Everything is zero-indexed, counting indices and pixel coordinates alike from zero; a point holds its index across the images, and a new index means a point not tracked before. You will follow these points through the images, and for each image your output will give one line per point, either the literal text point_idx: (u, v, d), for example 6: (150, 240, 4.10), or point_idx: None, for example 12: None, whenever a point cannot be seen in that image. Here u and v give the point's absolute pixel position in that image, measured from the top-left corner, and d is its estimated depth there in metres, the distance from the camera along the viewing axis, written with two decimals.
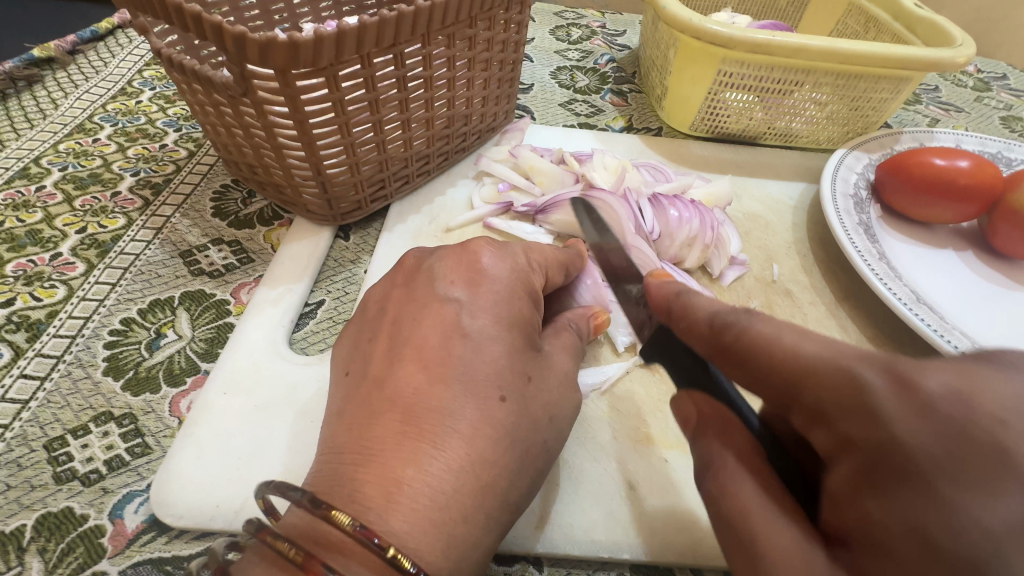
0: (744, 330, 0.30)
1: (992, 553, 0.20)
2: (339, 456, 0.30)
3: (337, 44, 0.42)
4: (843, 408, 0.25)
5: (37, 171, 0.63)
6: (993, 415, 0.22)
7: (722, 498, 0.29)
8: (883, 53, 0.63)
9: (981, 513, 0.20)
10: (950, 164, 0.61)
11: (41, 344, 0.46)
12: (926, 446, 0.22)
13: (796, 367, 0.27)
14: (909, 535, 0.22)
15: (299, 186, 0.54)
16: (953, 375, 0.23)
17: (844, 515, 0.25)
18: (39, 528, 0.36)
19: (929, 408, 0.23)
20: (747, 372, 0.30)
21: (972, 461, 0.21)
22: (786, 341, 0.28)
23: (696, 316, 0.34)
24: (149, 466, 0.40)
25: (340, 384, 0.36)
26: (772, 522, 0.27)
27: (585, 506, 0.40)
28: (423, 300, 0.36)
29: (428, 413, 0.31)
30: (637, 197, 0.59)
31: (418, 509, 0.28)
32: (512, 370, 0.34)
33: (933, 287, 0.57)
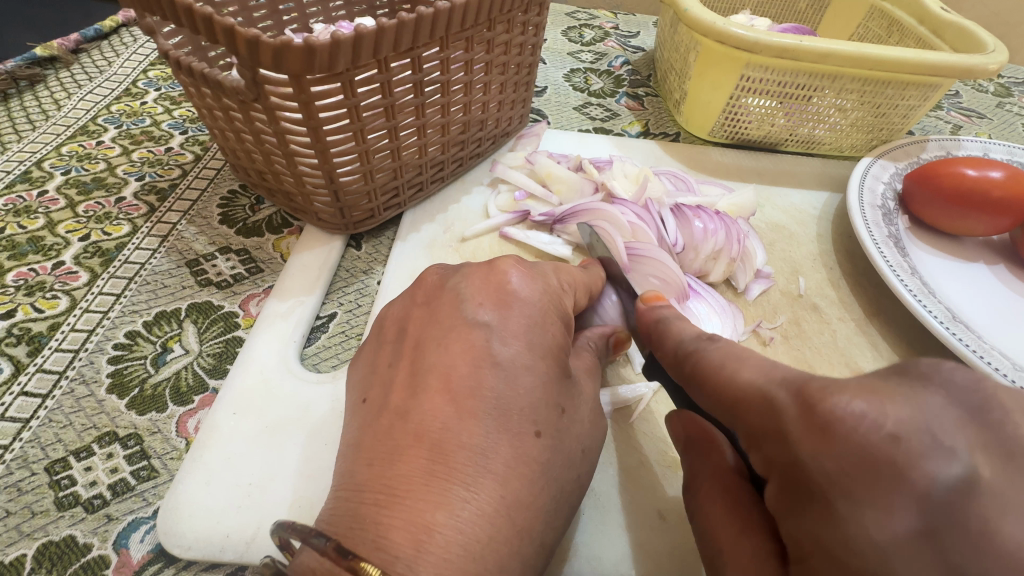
0: (695, 360, 0.34)
1: (880, 564, 0.23)
2: (358, 495, 0.29)
3: (354, 47, 0.40)
4: (766, 435, 0.28)
5: (39, 175, 0.61)
6: (884, 433, 0.23)
7: (699, 511, 0.36)
8: (914, 59, 0.61)
9: (870, 526, 0.23)
10: (982, 175, 0.59)
11: (43, 359, 0.44)
12: (823, 467, 0.25)
13: (731, 391, 0.31)
14: (820, 546, 0.25)
15: (311, 194, 0.52)
16: (866, 399, 0.24)
17: (797, 545, 0.27)
18: (39, 559, 0.34)
19: (829, 433, 0.25)
20: (703, 396, 0.33)
21: (866, 480, 0.23)
22: (725, 369, 0.32)
23: (667, 345, 0.38)
24: (155, 491, 0.38)
25: (357, 412, 0.34)
26: (736, 536, 0.33)
27: (615, 540, 0.39)
28: (446, 322, 0.35)
29: (457, 450, 0.29)
30: (659, 207, 0.57)
31: (448, 559, 0.26)
32: (545, 401, 0.32)
33: (967, 304, 0.55)
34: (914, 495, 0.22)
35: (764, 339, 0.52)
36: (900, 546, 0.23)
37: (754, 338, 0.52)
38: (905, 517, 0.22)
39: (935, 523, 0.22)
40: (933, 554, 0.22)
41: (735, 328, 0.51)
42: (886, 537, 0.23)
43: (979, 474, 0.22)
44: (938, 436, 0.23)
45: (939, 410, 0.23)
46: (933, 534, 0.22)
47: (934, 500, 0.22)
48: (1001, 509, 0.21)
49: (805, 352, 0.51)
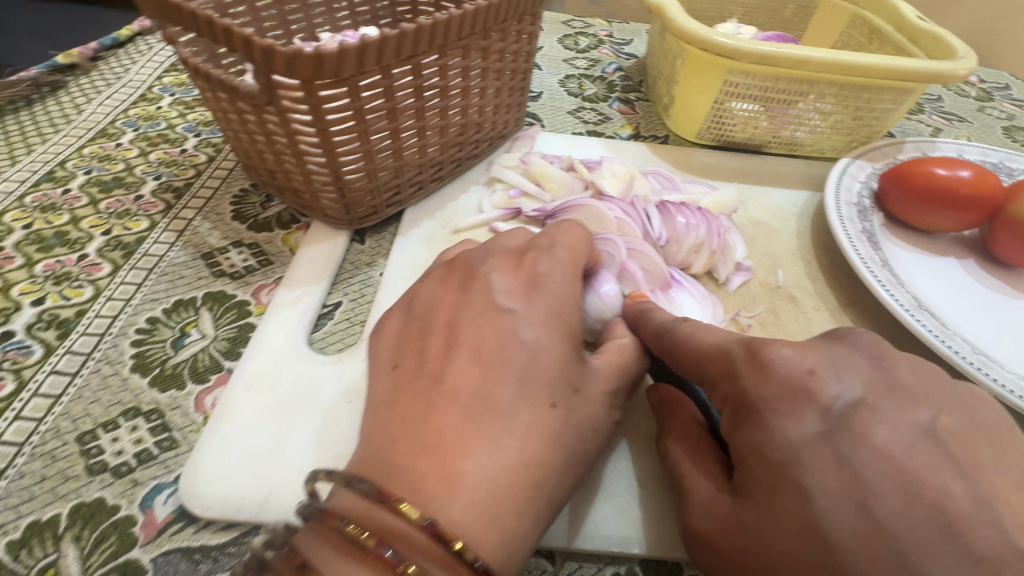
0: (671, 333, 0.41)
1: (793, 454, 0.31)
2: (391, 446, 0.32)
3: (360, 55, 0.44)
4: (721, 377, 0.36)
5: (63, 175, 0.65)
6: (804, 370, 0.33)
7: (666, 454, 0.41)
8: (887, 64, 0.65)
9: (789, 429, 0.32)
10: (951, 174, 0.62)
11: (71, 342, 0.48)
12: (761, 392, 0.33)
13: (696, 350, 0.38)
14: (754, 452, 0.33)
15: (318, 191, 0.56)
16: (793, 348, 0.34)
17: (740, 458, 0.34)
18: (73, 517, 0.37)
19: (767, 368, 0.34)
20: (676, 362, 0.40)
21: (787, 398, 0.33)
22: (697, 338, 0.39)
23: (648, 325, 0.44)
24: (177, 460, 0.41)
25: (387, 376, 0.37)
26: (694, 470, 0.38)
27: (601, 505, 0.42)
28: (480, 306, 0.38)
29: (492, 413, 0.33)
30: (645, 203, 0.61)
31: (475, 501, 0.30)
32: (560, 379, 0.36)
33: (936, 295, 0.58)
34: (817, 407, 0.32)
35: (742, 327, 0.55)
36: (808, 443, 0.31)
37: (733, 325, 0.55)
38: (811, 422, 0.32)
39: (834, 428, 0.31)
40: (830, 448, 0.31)
41: (715, 316, 0.55)
42: (798, 437, 0.31)
43: (863, 398, 0.32)
44: (838, 371, 0.33)
45: (848, 360, 0.34)
46: (830, 435, 0.31)
47: (832, 411, 0.32)
48: (876, 420, 0.31)
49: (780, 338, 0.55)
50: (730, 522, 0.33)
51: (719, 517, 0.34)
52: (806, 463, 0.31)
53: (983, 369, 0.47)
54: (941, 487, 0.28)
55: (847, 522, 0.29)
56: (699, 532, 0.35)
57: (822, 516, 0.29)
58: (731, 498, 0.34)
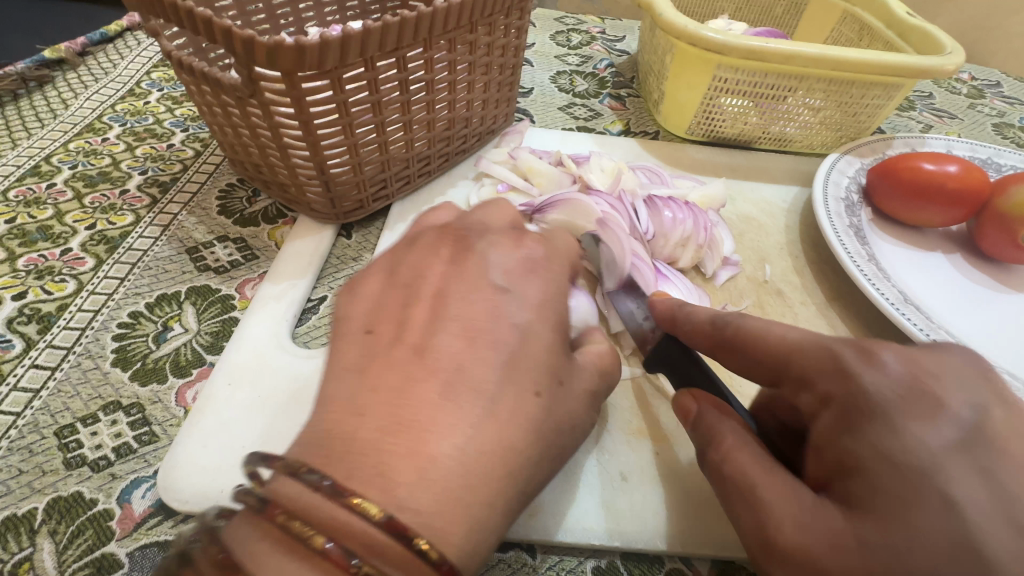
0: (740, 325, 0.38)
1: (934, 463, 0.28)
2: (359, 421, 0.30)
3: (342, 47, 0.44)
4: (823, 373, 0.33)
5: (48, 169, 0.65)
6: (923, 373, 0.31)
7: (727, 461, 0.35)
8: (875, 60, 0.65)
9: (923, 434, 0.29)
10: (939, 168, 0.62)
11: (52, 336, 0.47)
12: (884, 390, 0.31)
13: (782, 345, 0.36)
14: (879, 456, 0.29)
15: (304, 185, 0.55)
16: (903, 353, 0.32)
17: (850, 462, 0.30)
18: (50, 511, 0.37)
19: (884, 366, 0.32)
20: (749, 356, 0.38)
21: (912, 401, 0.30)
22: (774, 332, 0.37)
23: (699, 318, 0.41)
24: (156, 454, 0.41)
25: (360, 341, 0.36)
26: (771, 476, 0.33)
27: (582, 497, 0.42)
28: (471, 283, 0.39)
29: (468, 390, 0.32)
30: (632, 198, 0.61)
31: (441, 482, 0.29)
32: (547, 367, 0.36)
33: (922, 289, 0.58)
34: (949, 415, 0.29)
35: None
36: (941, 451, 0.28)
37: None
38: (947, 430, 0.29)
39: (966, 439, 0.29)
40: (969, 459, 0.28)
41: None
42: (936, 444, 0.28)
43: (989, 410, 0.30)
44: (959, 381, 0.31)
45: (963, 370, 0.32)
46: (967, 444, 0.29)
47: (963, 421, 0.29)
48: (1006, 437, 0.29)
49: None
50: (844, 538, 0.28)
51: (828, 532, 0.29)
52: (945, 469, 0.28)
53: None
54: None
55: (1005, 541, 0.26)
56: (792, 549, 0.30)
57: (976, 534, 0.26)
58: (838, 510, 0.29)
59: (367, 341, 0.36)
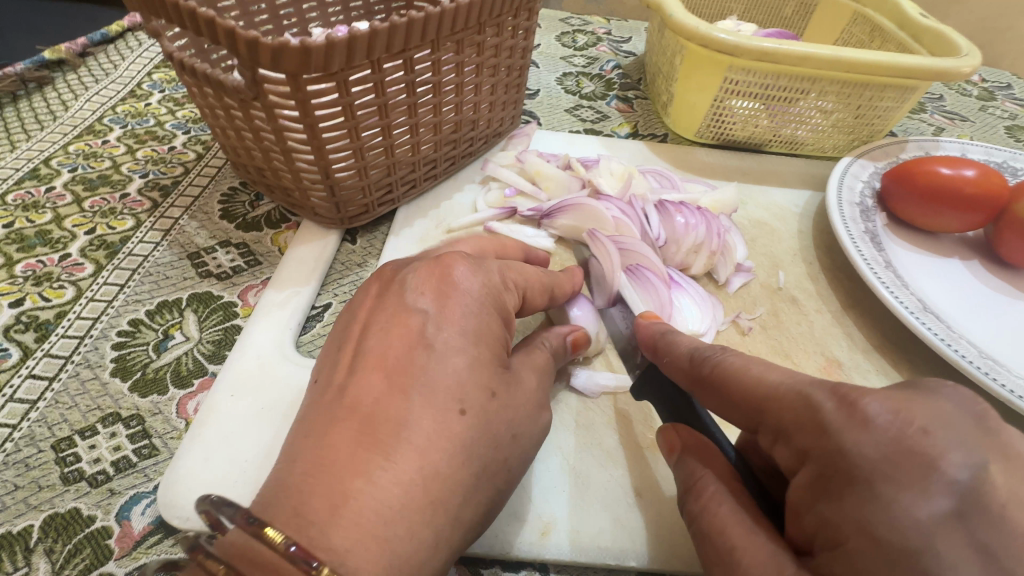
0: (716, 362, 0.35)
1: (925, 543, 0.24)
2: (288, 466, 0.30)
3: (348, 49, 0.42)
4: (799, 427, 0.29)
5: (47, 172, 0.64)
6: (917, 427, 0.26)
7: (704, 513, 0.34)
8: (890, 62, 0.63)
9: (913, 508, 0.24)
10: (956, 173, 0.61)
11: (49, 345, 0.46)
12: (868, 454, 0.26)
13: (760, 393, 0.32)
14: (860, 533, 0.25)
15: (308, 189, 0.54)
16: (893, 400, 0.27)
17: (833, 537, 0.26)
18: (46, 529, 0.36)
19: (869, 422, 0.27)
20: (724, 399, 0.35)
21: (904, 465, 0.25)
22: (751, 373, 0.33)
23: (677, 351, 0.39)
24: (156, 468, 0.40)
25: (308, 391, 0.36)
26: (750, 538, 0.30)
27: (596, 513, 0.41)
28: (391, 309, 0.37)
29: (384, 423, 0.31)
30: (643, 203, 0.60)
31: (359, 523, 0.28)
32: (474, 386, 0.34)
33: (939, 297, 0.57)
34: (944, 480, 0.25)
35: (743, 329, 0.54)
36: (938, 529, 0.24)
37: (733, 328, 0.54)
38: (943, 501, 0.24)
39: (966, 509, 0.24)
40: (965, 534, 0.24)
41: (714, 318, 0.53)
42: (929, 521, 0.24)
43: (990, 468, 0.25)
44: (956, 431, 0.26)
45: (956, 420, 0.26)
46: (962, 515, 0.24)
47: (962, 488, 0.25)
48: (1011, 501, 0.25)
49: (782, 341, 0.53)
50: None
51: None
52: (940, 554, 0.24)
53: (989, 373, 0.46)
54: None
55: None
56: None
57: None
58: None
59: (370, 355, 0.35)
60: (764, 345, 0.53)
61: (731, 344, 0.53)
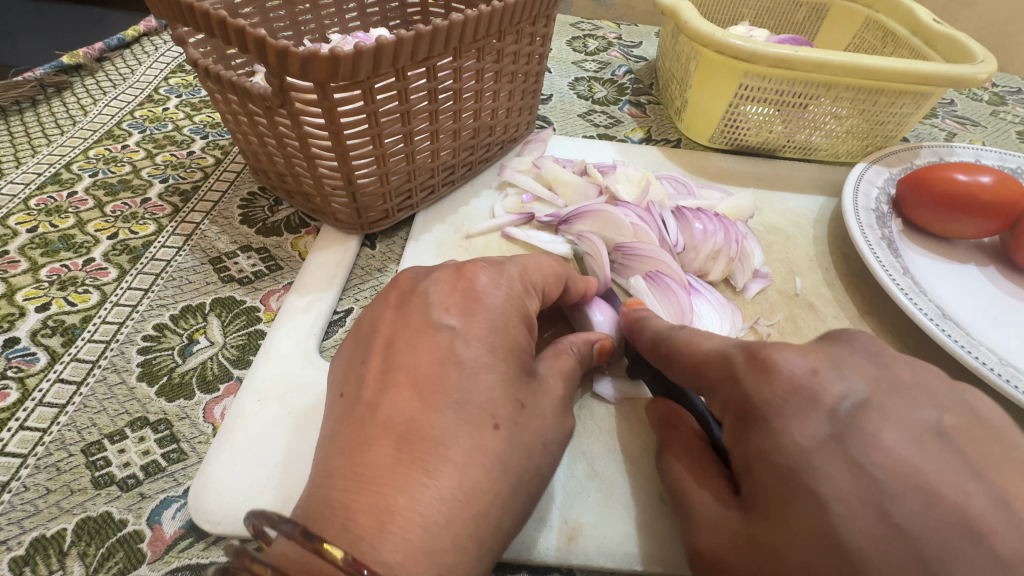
0: (669, 339, 0.41)
1: (804, 458, 0.30)
2: (330, 482, 0.31)
3: (375, 57, 0.43)
4: (723, 382, 0.36)
5: (69, 177, 0.64)
6: (808, 371, 0.33)
7: (668, 470, 0.40)
8: (906, 68, 0.63)
9: (796, 433, 0.31)
10: (973, 179, 0.61)
11: (76, 349, 0.47)
12: (767, 395, 0.33)
13: (695, 357, 0.38)
14: (760, 456, 0.32)
15: (329, 195, 0.55)
16: (795, 354, 0.34)
17: (747, 465, 0.33)
18: (79, 533, 0.36)
19: (772, 372, 0.34)
20: (674, 369, 0.40)
21: (793, 402, 0.32)
22: (694, 344, 0.39)
23: (644, 333, 0.44)
24: (185, 472, 0.40)
25: (333, 406, 0.36)
26: (701, 482, 0.37)
27: (621, 518, 0.41)
28: (419, 326, 0.38)
29: (422, 441, 0.32)
30: (660, 210, 0.60)
31: (403, 525, 0.29)
32: (504, 399, 0.35)
33: (957, 303, 0.57)
34: (825, 409, 0.32)
35: (762, 336, 0.54)
36: (817, 446, 0.30)
37: (752, 334, 0.54)
38: (821, 426, 0.31)
39: (841, 430, 0.31)
40: (840, 450, 0.30)
41: (734, 324, 0.54)
42: (809, 441, 0.31)
43: (868, 398, 0.32)
44: (841, 371, 0.33)
45: (849, 360, 0.34)
46: (839, 437, 0.31)
47: (839, 413, 0.31)
48: (883, 422, 0.31)
49: None
50: (739, 537, 0.32)
51: (727, 531, 0.33)
52: (818, 465, 0.30)
53: (1010, 380, 0.46)
54: (954, 488, 0.28)
55: (863, 525, 0.28)
56: (707, 550, 0.34)
57: (837, 524, 0.28)
58: (739, 512, 0.33)
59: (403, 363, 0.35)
60: None
61: None
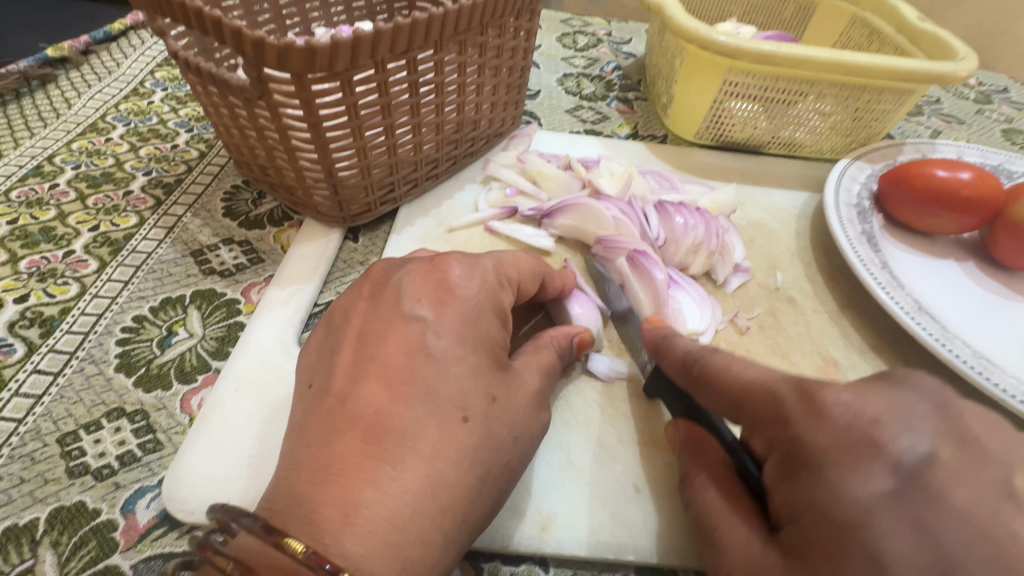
0: (704, 362, 0.38)
1: (864, 516, 0.27)
2: (296, 474, 0.31)
3: (353, 49, 0.43)
4: (767, 419, 0.32)
5: (51, 170, 0.64)
6: (867, 418, 0.30)
7: (693, 501, 0.37)
8: (888, 65, 0.64)
9: (856, 487, 0.28)
10: (952, 175, 0.61)
11: (54, 340, 0.46)
12: (819, 441, 0.30)
13: (737, 386, 0.35)
14: (811, 508, 0.29)
15: (311, 188, 0.55)
16: (849, 392, 0.31)
17: (793, 513, 0.30)
18: (51, 522, 0.36)
19: (823, 413, 0.30)
20: (709, 395, 0.37)
21: (851, 450, 0.29)
22: (734, 369, 0.36)
23: (674, 353, 0.41)
24: (161, 462, 0.40)
25: (302, 396, 0.36)
26: (730, 517, 0.34)
27: (595, 509, 0.41)
28: (389, 317, 0.38)
29: (390, 433, 0.32)
30: (643, 203, 0.60)
31: (370, 512, 0.29)
32: (476, 391, 0.35)
33: (935, 298, 0.58)
34: (888, 460, 0.28)
35: (741, 329, 0.54)
36: (876, 502, 0.27)
37: (731, 327, 0.54)
38: (883, 479, 0.28)
39: (905, 488, 0.28)
40: (903, 508, 0.27)
41: (713, 317, 0.54)
42: (870, 496, 0.28)
43: (937, 453, 0.28)
44: (906, 422, 0.29)
45: (915, 406, 0.30)
46: (903, 492, 0.27)
47: (902, 468, 0.28)
48: (955, 480, 0.27)
49: (780, 341, 0.54)
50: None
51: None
52: (875, 524, 0.27)
53: (983, 372, 0.46)
54: None
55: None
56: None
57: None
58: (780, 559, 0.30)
59: (376, 356, 0.35)
60: (761, 344, 0.53)
61: (730, 343, 0.53)
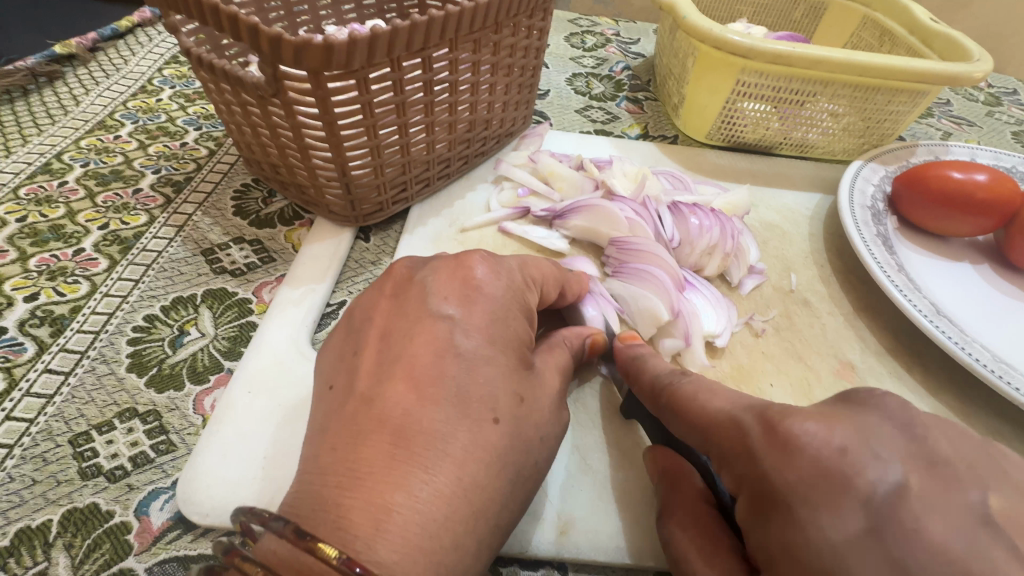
0: (673, 390, 0.39)
1: (837, 560, 0.27)
2: (322, 477, 0.31)
3: (370, 47, 0.43)
4: (737, 455, 0.33)
5: (59, 167, 0.63)
6: (833, 449, 0.30)
7: (670, 540, 0.36)
8: (904, 66, 0.63)
9: (827, 527, 0.28)
10: (967, 177, 0.61)
11: (65, 339, 0.46)
12: (786, 477, 0.30)
13: (704, 419, 0.36)
14: (784, 552, 0.29)
15: (323, 187, 0.54)
16: (814, 422, 0.31)
17: (769, 558, 0.30)
18: (64, 524, 0.36)
19: (790, 449, 0.30)
20: (678, 425, 0.38)
21: (822, 486, 0.29)
22: (699, 400, 0.37)
23: (643, 377, 0.43)
24: (174, 464, 0.40)
25: (323, 397, 0.36)
26: (709, 561, 0.34)
27: (614, 513, 0.41)
28: (414, 315, 0.37)
29: (419, 434, 0.32)
30: (656, 204, 0.60)
31: (398, 515, 0.29)
32: (502, 393, 0.34)
33: (950, 301, 0.57)
34: (856, 495, 0.28)
35: (757, 331, 0.54)
36: (848, 542, 0.27)
37: (746, 330, 0.54)
38: (851, 517, 0.28)
39: (877, 523, 0.27)
40: (877, 549, 0.27)
41: (729, 319, 0.54)
42: (841, 539, 0.27)
43: (905, 481, 0.28)
44: (871, 447, 0.30)
45: (878, 433, 0.30)
46: (876, 531, 0.27)
47: (873, 501, 0.28)
48: (925, 511, 0.27)
49: (796, 344, 0.53)
50: None
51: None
52: (848, 565, 0.26)
53: (1003, 376, 0.46)
54: None
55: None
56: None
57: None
58: None
59: (399, 358, 0.35)
60: (777, 346, 0.53)
61: (745, 345, 0.53)
